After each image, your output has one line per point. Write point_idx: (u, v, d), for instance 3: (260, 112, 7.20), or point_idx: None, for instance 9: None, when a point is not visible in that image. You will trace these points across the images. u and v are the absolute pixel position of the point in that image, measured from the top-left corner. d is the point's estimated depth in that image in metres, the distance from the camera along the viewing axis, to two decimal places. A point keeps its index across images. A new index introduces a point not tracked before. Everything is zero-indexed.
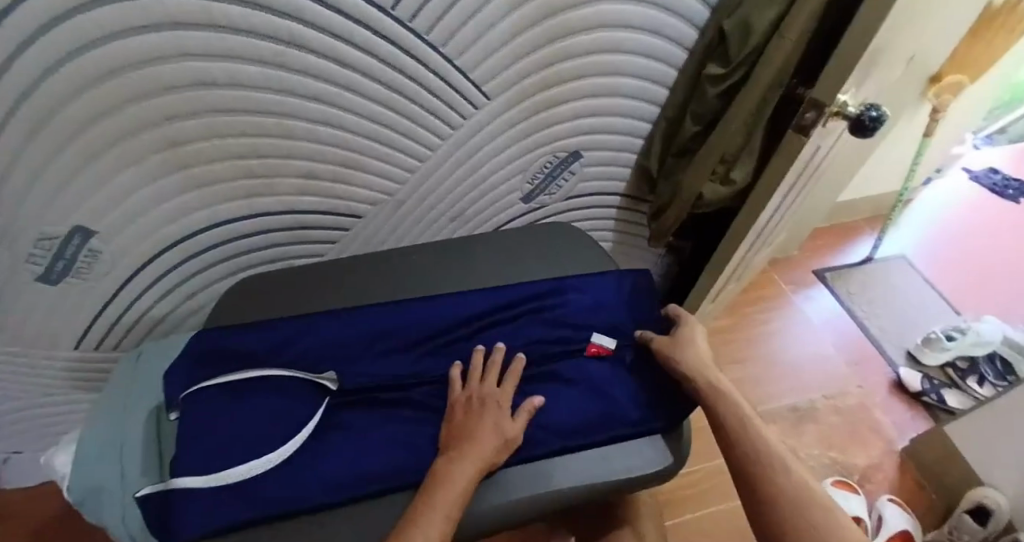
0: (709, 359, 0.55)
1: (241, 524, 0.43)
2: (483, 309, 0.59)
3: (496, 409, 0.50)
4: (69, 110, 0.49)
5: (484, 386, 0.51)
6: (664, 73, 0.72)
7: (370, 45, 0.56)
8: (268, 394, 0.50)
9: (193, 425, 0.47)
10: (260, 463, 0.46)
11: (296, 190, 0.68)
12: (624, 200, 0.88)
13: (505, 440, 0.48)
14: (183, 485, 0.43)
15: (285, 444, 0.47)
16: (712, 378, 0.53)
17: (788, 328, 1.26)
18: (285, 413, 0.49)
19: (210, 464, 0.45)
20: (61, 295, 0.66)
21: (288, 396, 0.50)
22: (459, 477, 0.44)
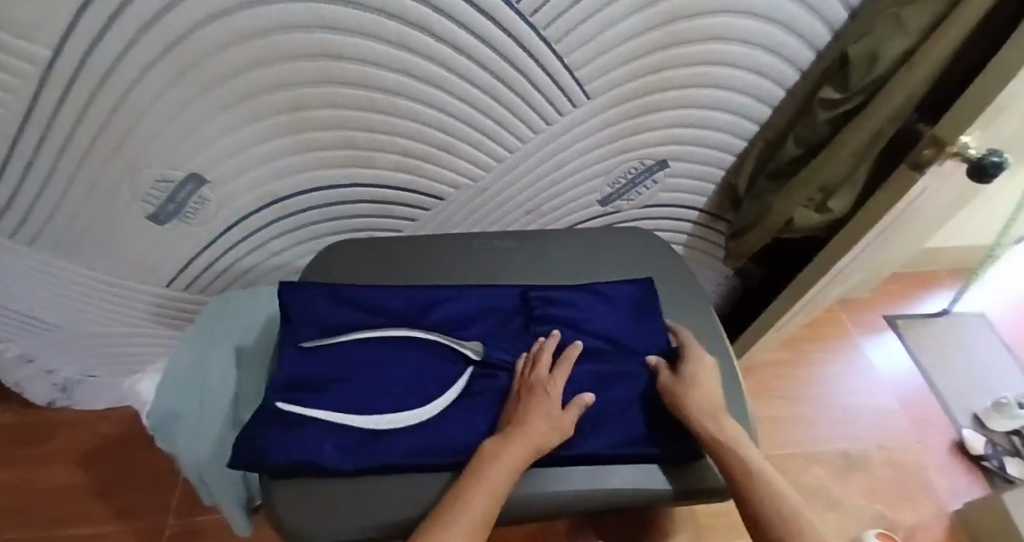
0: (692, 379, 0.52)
1: (311, 467, 0.45)
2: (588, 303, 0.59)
3: (546, 397, 0.49)
4: (208, 63, 0.52)
5: (538, 378, 0.51)
6: (770, 94, 0.71)
7: (487, 33, 0.58)
8: (409, 352, 0.53)
9: (327, 367, 0.51)
10: (396, 417, 0.48)
11: (391, 164, 0.70)
12: (702, 215, 0.87)
13: (552, 430, 0.47)
14: (308, 414, 0.48)
15: (421, 406, 0.49)
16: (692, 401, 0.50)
17: (849, 371, 1.21)
18: (424, 375, 0.51)
19: (343, 405, 0.49)
20: (163, 235, 0.71)
21: (433, 359, 0.53)
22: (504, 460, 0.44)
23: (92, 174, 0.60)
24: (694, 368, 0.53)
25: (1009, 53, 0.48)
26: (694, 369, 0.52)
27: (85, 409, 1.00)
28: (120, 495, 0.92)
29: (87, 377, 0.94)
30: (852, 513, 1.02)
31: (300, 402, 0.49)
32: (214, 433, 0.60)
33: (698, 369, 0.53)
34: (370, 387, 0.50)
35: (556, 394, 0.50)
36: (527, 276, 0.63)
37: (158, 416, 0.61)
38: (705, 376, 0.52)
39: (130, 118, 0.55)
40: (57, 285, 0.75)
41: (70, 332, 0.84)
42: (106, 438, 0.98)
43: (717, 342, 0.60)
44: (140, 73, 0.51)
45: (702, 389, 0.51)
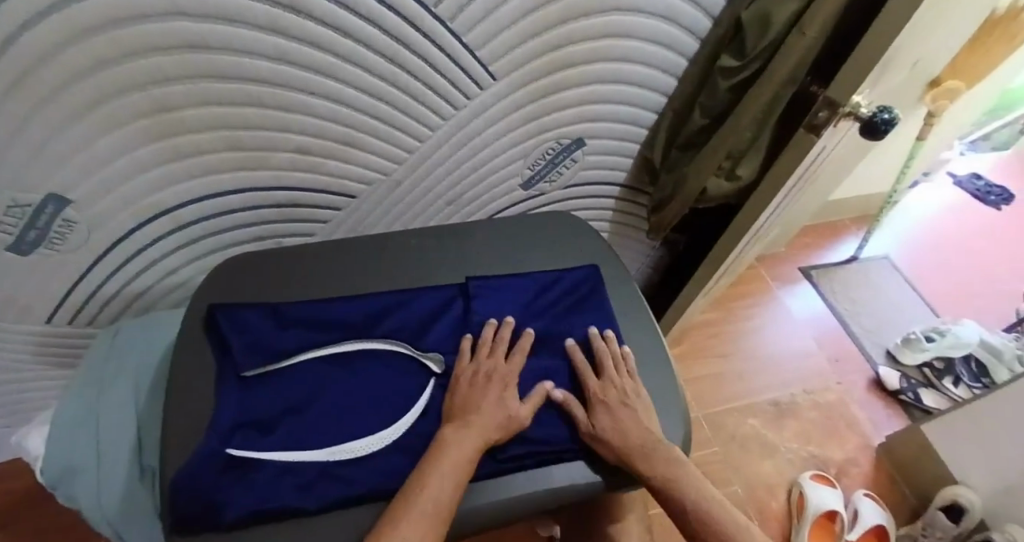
0: (607, 397, 0.51)
1: (208, 520, 0.41)
2: (533, 296, 0.58)
3: (503, 387, 0.49)
4: (48, 70, 0.45)
5: (495, 363, 0.51)
6: (675, 64, 0.70)
7: (375, 15, 0.53)
8: (366, 368, 0.50)
9: (270, 398, 0.47)
10: (366, 442, 0.46)
11: (289, 165, 0.65)
12: (623, 190, 0.86)
13: (508, 418, 0.48)
14: (253, 453, 0.44)
15: (392, 424, 0.47)
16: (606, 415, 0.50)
17: (774, 323, 1.27)
18: (390, 392, 0.49)
19: (301, 436, 0.45)
20: (30, 266, 0.62)
21: (401, 374, 0.50)
22: (463, 438, 0.44)
23: None
24: (636, 388, 0.52)
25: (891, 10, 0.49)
26: (636, 391, 0.52)
27: None
28: None
29: None
30: (788, 457, 1.08)
31: (231, 438, 0.44)
32: (117, 483, 0.54)
33: (635, 395, 0.52)
34: (329, 412, 0.46)
35: (514, 386, 0.50)
36: (448, 276, 0.59)
37: (51, 470, 0.55)
38: (642, 402, 0.52)
39: None
40: None
41: None
42: (10, 494, 0.88)
43: (643, 317, 0.60)
44: None
45: (639, 412, 0.51)
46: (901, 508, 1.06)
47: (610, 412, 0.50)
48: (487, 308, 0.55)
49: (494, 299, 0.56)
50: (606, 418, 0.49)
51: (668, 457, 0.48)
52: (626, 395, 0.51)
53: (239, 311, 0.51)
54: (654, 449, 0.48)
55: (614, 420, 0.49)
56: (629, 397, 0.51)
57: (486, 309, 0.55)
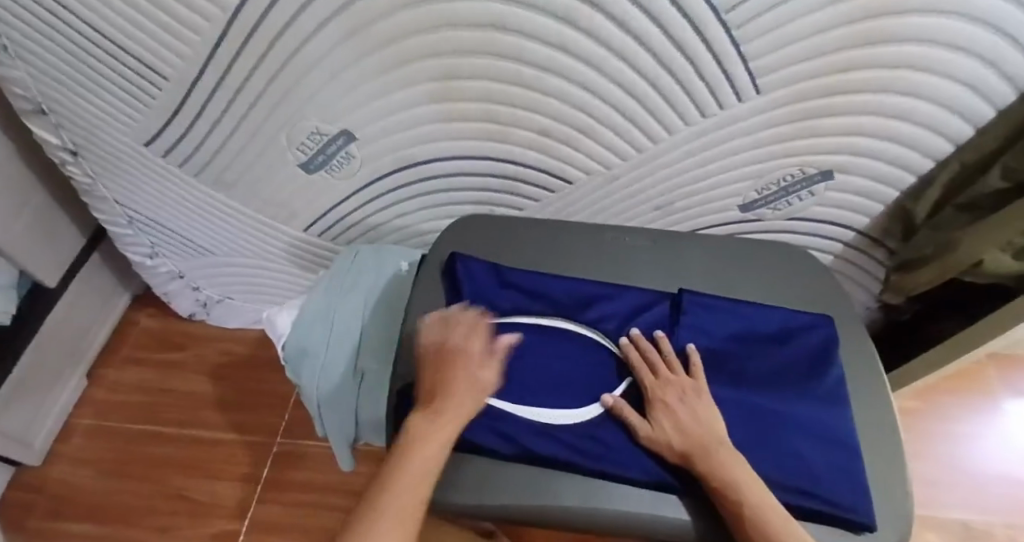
0: (664, 388, 0.46)
1: None
2: (751, 328, 0.53)
3: (465, 356, 0.48)
4: (380, 26, 0.54)
5: (455, 336, 0.49)
6: (979, 111, 0.60)
7: (663, 15, 0.53)
8: (570, 346, 0.51)
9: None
10: (560, 412, 0.47)
11: (531, 142, 0.69)
12: (859, 238, 0.77)
13: (479, 388, 0.46)
14: None
15: (579, 408, 0.47)
16: (660, 396, 0.46)
17: (987, 436, 1.07)
18: (581, 375, 0.49)
19: (507, 388, 0.48)
20: (308, 183, 0.75)
21: (598, 362, 0.50)
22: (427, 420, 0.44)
23: (260, 118, 0.65)
24: (698, 389, 0.47)
25: None
26: (698, 386, 0.47)
27: (217, 325, 1.09)
28: (237, 408, 1.02)
29: (225, 298, 1.01)
30: None
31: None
32: (335, 377, 0.63)
33: (694, 386, 0.47)
34: (524, 377, 0.49)
35: (473, 355, 0.48)
36: (660, 283, 0.58)
37: (289, 352, 0.66)
38: (702, 393, 0.47)
39: (304, 68, 0.58)
40: (213, 214, 0.82)
41: (216, 256, 0.91)
42: (234, 353, 1.07)
43: (873, 383, 0.53)
44: (321, 26, 0.54)
45: (709, 412, 0.45)
46: None
47: (665, 406, 0.45)
48: (700, 325, 0.53)
49: (705, 319, 0.53)
50: (661, 412, 0.45)
51: (727, 450, 0.43)
52: (684, 385, 0.47)
53: (472, 263, 0.56)
54: (723, 453, 0.42)
55: (669, 413, 0.45)
56: (692, 397, 0.46)
57: (695, 324, 0.53)
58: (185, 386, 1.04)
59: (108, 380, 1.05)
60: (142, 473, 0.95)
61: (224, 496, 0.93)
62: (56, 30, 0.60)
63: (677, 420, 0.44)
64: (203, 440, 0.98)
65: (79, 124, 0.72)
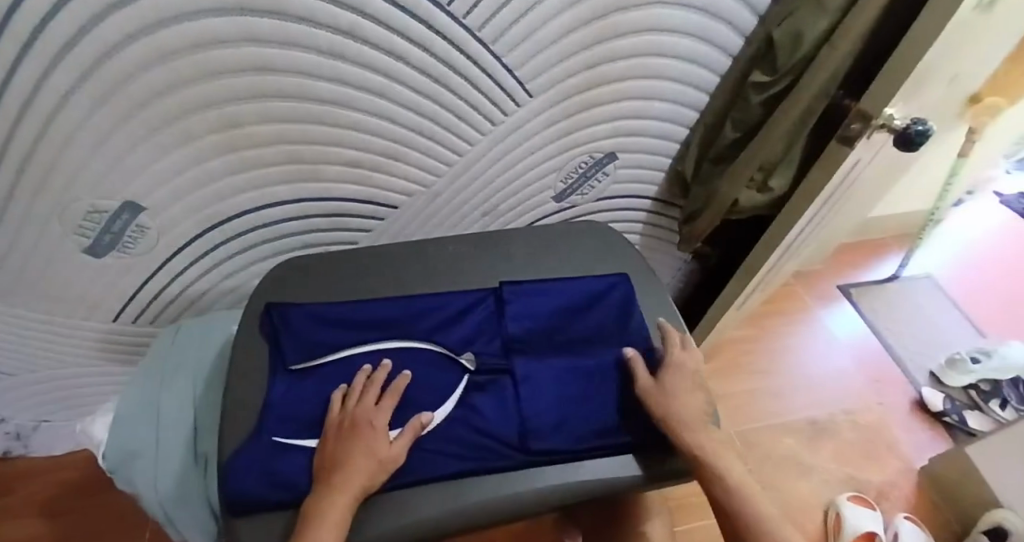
0: (684, 365, 0.53)
1: (261, 501, 0.44)
2: (566, 302, 0.58)
3: (370, 430, 0.45)
4: (132, 89, 0.52)
5: (361, 406, 0.47)
6: (707, 79, 0.71)
7: (420, 37, 0.57)
8: (402, 365, 0.52)
9: (311, 391, 0.50)
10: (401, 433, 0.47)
11: (338, 176, 0.69)
12: (656, 203, 0.87)
13: (379, 462, 0.44)
14: (300, 442, 0.47)
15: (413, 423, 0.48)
16: (675, 370, 0.52)
17: (811, 343, 1.25)
18: (417, 389, 0.50)
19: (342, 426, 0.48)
20: (104, 267, 0.69)
21: (433, 372, 0.52)
22: (358, 477, 0.42)
23: (21, 210, 0.58)
24: (696, 377, 0.53)
25: (915, 38, 0.50)
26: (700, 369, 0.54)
27: (42, 455, 0.95)
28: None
29: (41, 422, 0.88)
30: (823, 478, 1.06)
31: (282, 430, 0.47)
32: (174, 468, 0.58)
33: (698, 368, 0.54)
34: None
35: (381, 428, 0.46)
36: (482, 281, 0.61)
37: (113, 456, 0.59)
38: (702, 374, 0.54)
39: (56, 149, 0.54)
40: None
41: (15, 376, 0.80)
42: (68, 483, 0.94)
43: (675, 322, 0.60)
44: (60, 102, 0.50)
45: (696, 393, 0.52)
46: (944, 532, 1.02)
47: (678, 377, 0.52)
48: (520, 313, 0.56)
49: (525, 306, 0.57)
50: (670, 380, 0.51)
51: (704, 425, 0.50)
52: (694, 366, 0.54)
53: (288, 310, 0.54)
54: (702, 430, 0.49)
55: (672, 381, 0.51)
56: (689, 382, 0.52)
57: (518, 312, 0.56)
58: (13, 536, 0.89)
59: None
60: None
61: None
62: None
63: (677, 388, 0.51)
64: None
65: None
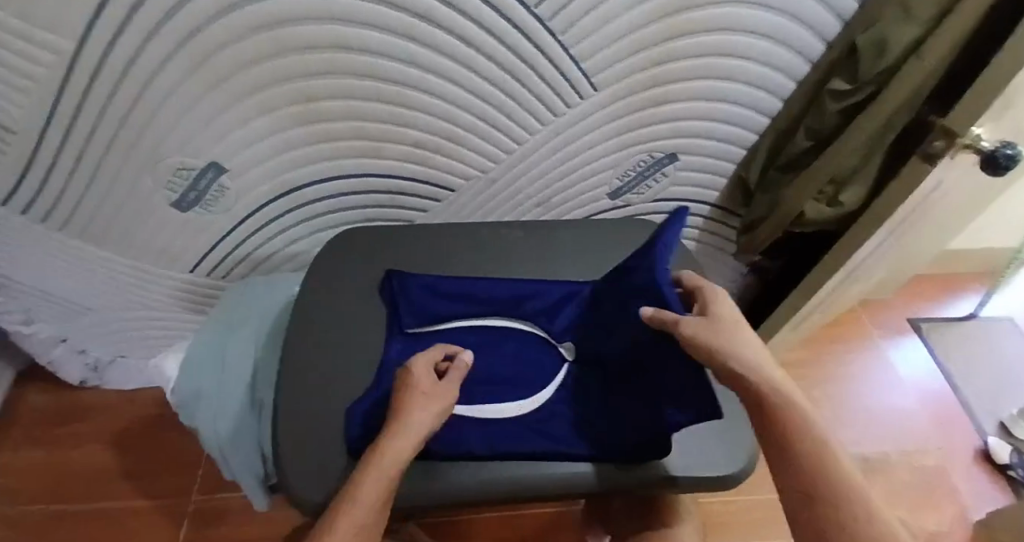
0: (722, 309, 0.44)
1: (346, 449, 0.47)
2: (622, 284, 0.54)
3: (430, 388, 0.44)
4: (225, 57, 0.56)
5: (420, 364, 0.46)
6: (782, 85, 0.69)
7: (492, 23, 0.58)
8: (503, 349, 0.56)
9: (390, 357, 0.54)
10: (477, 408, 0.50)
11: (403, 156, 0.72)
12: (715, 211, 0.85)
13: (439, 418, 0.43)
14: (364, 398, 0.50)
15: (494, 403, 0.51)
16: (720, 313, 0.44)
17: (869, 374, 1.19)
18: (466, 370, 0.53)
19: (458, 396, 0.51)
20: (186, 222, 0.74)
21: (532, 354, 0.56)
22: (414, 426, 0.41)
23: (121, 161, 0.64)
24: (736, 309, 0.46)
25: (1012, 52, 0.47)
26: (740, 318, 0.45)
27: (114, 389, 1.04)
28: (145, 473, 0.97)
29: (117, 357, 0.97)
30: None
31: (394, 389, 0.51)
32: (231, 411, 0.62)
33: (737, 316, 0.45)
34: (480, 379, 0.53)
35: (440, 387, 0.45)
36: (533, 269, 0.62)
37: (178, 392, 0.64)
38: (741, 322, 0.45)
39: (156, 107, 0.59)
40: (87, 267, 0.79)
41: (101, 313, 0.87)
42: (134, 418, 1.02)
43: None
44: (162, 63, 0.55)
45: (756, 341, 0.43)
46: None
47: (731, 320, 0.43)
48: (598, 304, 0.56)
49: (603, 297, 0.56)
50: (725, 323, 0.42)
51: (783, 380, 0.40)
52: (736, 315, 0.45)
53: (415, 278, 0.58)
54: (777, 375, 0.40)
55: (725, 324, 0.42)
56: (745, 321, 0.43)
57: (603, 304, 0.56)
58: (85, 459, 0.97)
59: None
60: None
61: None
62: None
63: (732, 327, 0.42)
64: (108, 511, 0.92)
65: None
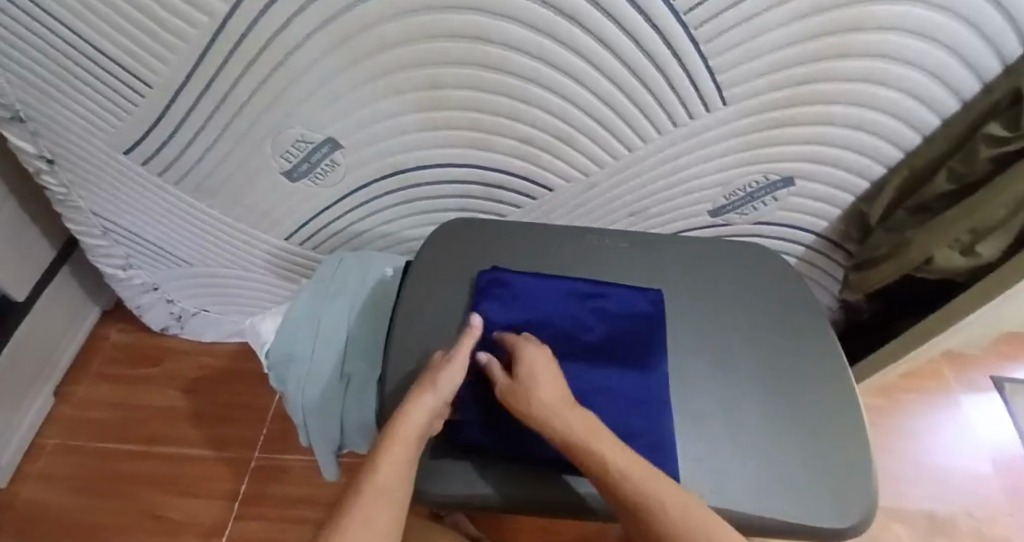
0: (525, 369, 0.46)
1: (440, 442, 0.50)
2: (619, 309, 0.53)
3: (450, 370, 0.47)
4: (365, 37, 0.56)
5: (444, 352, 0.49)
6: (926, 121, 0.65)
7: (636, 28, 0.56)
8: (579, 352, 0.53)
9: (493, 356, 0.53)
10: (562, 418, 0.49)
11: (512, 150, 0.71)
12: (821, 242, 0.82)
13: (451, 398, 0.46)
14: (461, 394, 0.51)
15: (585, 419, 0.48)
16: (516, 376, 0.46)
17: (945, 429, 1.13)
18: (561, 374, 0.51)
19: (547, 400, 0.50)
20: (291, 191, 0.76)
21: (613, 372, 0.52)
22: (423, 405, 0.44)
23: (244, 126, 0.66)
24: (542, 351, 0.48)
25: None
26: (550, 363, 0.47)
27: (191, 340, 1.08)
28: (214, 423, 1.00)
29: (201, 310, 1.00)
30: None
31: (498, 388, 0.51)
32: (322, 383, 0.63)
33: (545, 364, 0.47)
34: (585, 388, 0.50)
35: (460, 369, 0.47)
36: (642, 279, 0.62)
37: (273, 358, 0.65)
38: (551, 369, 0.47)
39: (289, 79, 0.60)
40: (191, 222, 0.81)
41: (193, 266, 0.90)
42: (206, 369, 1.06)
43: (837, 372, 0.57)
44: (306, 36, 0.55)
45: (560, 387, 0.45)
46: None
47: (532, 379, 0.45)
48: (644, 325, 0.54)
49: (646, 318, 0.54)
50: (527, 386, 0.45)
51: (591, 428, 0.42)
52: (546, 366, 0.47)
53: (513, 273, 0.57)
54: (577, 421, 0.42)
55: (530, 387, 0.45)
56: (556, 369, 0.47)
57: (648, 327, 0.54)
58: (159, 403, 1.02)
59: (79, 396, 1.02)
60: (110, 492, 0.92)
61: (205, 513, 0.90)
62: (20, 28, 0.59)
63: (528, 390, 0.45)
64: (176, 456, 0.96)
65: (58, 135, 0.71)
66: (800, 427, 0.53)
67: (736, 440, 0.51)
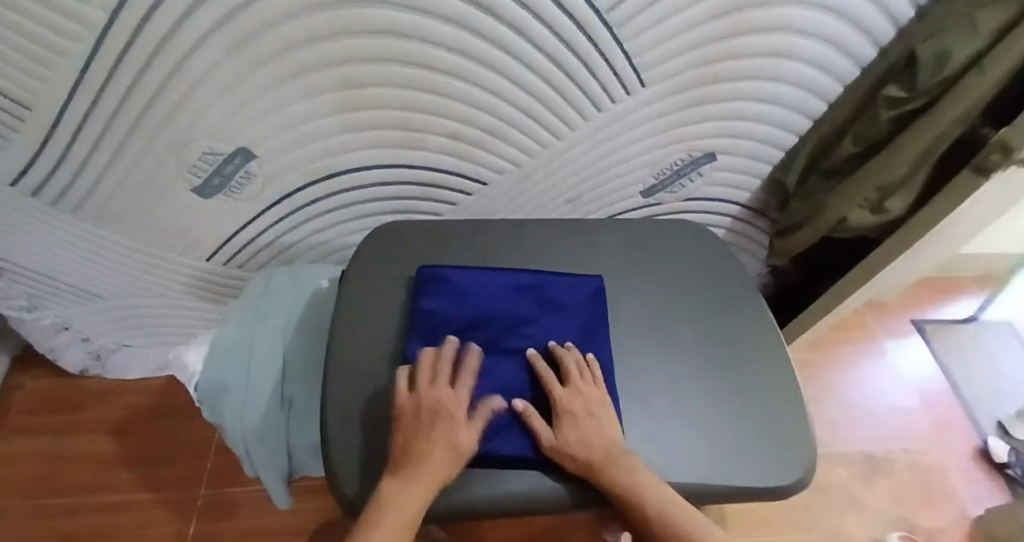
0: (566, 400, 0.46)
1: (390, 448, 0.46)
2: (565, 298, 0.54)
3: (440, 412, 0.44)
4: (268, 38, 0.53)
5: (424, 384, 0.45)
6: (830, 89, 0.69)
7: (551, 16, 0.56)
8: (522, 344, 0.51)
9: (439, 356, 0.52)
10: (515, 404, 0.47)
11: (441, 147, 0.70)
12: (744, 211, 0.86)
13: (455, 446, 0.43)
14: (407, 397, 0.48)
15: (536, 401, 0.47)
16: (559, 404, 0.46)
17: (874, 374, 1.21)
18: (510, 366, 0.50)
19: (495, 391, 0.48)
20: (206, 208, 0.71)
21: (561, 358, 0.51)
22: (429, 455, 0.42)
23: (145, 142, 0.61)
24: (592, 380, 0.48)
25: None
26: (602, 397, 0.48)
27: (116, 378, 1.00)
28: (152, 463, 0.94)
29: (122, 345, 0.93)
30: (870, 513, 1.03)
31: None
32: (260, 408, 0.60)
33: (595, 395, 0.47)
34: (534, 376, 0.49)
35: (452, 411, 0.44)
36: (579, 266, 0.62)
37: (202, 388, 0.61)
38: (600, 400, 0.47)
39: (187, 88, 0.56)
40: (98, 251, 0.75)
41: (107, 298, 0.84)
42: (135, 407, 0.99)
43: (771, 337, 0.59)
44: (200, 41, 0.51)
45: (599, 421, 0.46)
46: None
47: (575, 416, 0.45)
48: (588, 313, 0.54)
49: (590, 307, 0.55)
50: (567, 422, 0.45)
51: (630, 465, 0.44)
52: (591, 395, 0.47)
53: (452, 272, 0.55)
54: (618, 462, 0.44)
55: (571, 423, 0.45)
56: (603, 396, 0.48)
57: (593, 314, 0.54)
58: (86, 449, 0.94)
59: None
60: None
61: None
62: None
63: (568, 424, 0.45)
64: (112, 504, 0.89)
65: None
66: (742, 393, 0.55)
67: (683, 414, 0.52)
